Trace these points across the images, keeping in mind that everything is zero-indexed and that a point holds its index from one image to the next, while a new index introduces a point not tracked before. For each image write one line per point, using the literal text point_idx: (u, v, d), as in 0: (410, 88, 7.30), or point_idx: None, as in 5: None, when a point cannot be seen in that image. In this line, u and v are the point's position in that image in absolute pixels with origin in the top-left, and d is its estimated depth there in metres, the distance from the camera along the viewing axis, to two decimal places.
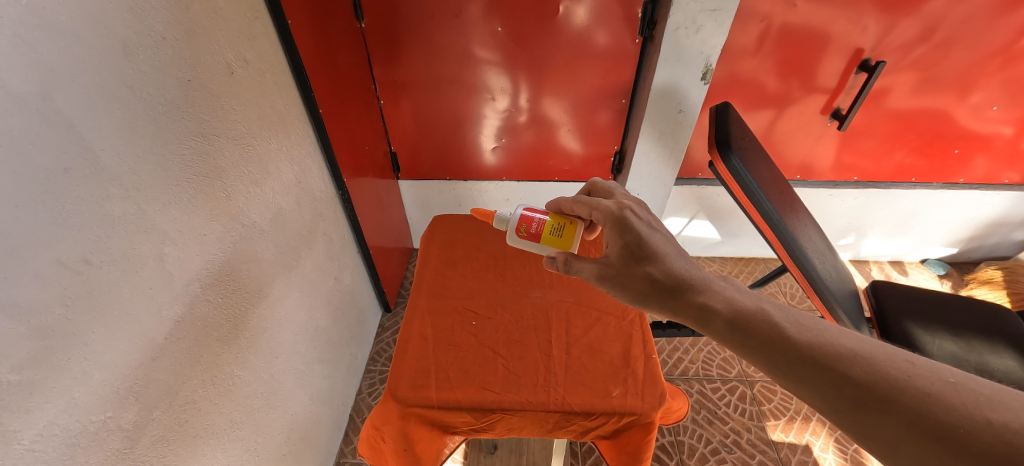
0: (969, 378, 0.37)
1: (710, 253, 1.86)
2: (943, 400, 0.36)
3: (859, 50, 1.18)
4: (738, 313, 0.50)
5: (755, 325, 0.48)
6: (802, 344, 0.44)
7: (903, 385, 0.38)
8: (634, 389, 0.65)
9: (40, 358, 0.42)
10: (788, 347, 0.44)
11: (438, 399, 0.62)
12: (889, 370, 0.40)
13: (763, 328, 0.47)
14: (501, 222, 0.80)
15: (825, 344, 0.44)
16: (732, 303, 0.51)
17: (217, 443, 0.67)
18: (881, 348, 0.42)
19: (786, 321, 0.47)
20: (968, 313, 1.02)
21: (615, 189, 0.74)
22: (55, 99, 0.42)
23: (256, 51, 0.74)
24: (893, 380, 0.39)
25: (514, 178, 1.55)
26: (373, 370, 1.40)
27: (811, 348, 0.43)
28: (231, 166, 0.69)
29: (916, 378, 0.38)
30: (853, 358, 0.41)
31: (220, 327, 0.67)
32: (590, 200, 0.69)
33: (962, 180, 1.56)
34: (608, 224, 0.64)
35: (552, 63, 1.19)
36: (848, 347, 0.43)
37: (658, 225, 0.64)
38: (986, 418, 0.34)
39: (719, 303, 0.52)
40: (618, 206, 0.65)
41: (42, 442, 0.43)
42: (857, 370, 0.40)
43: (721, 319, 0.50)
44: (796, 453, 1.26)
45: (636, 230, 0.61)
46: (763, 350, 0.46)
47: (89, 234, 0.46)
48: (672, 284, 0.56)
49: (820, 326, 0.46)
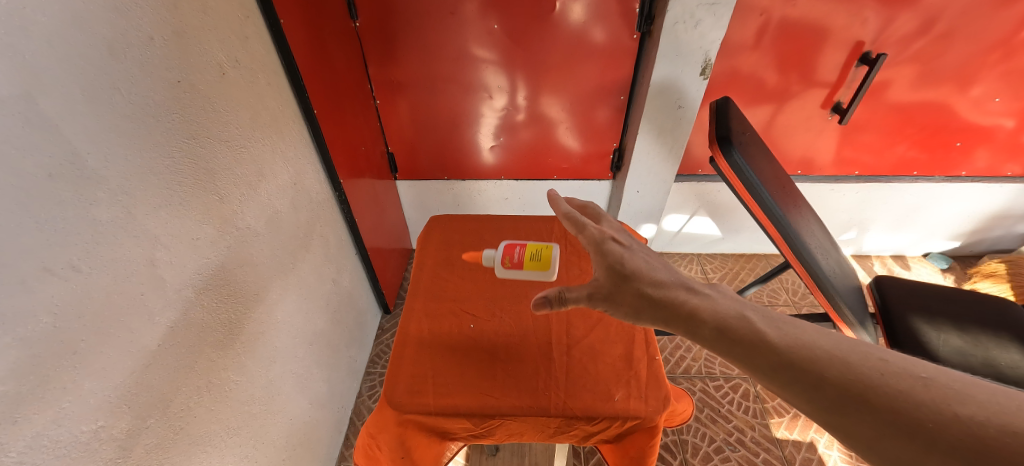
0: (939, 373, 0.38)
1: (711, 250, 1.85)
2: (913, 397, 0.36)
3: (859, 43, 1.17)
4: (723, 321, 0.48)
5: (741, 335, 0.46)
6: (781, 348, 0.43)
7: (877, 384, 0.38)
8: (637, 392, 0.64)
9: (27, 368, 0.41)
10: (768, 351, 0.43)
11: (435, 406, 0.62)
12: (862, 369, 0.39)
13: (744, 335, 0.46)
14: (489, 258, 0.79)
15: (804, 346, 0.43)
16: (717, 312, 0.49)
17: (214, 449, 0.66)
18: (854, 347, 0.42)
19: (767, 327, 0.46)
20: (974, 308, 1.01)
21: (603, 214, 0.73)
22: (39, 102, 0.41)
23: (248, 51, 0.72)
24: (867, 378, 0.39)
25: (513, 176, 1.53)
26: (374, 372, 1.40)
27: (789, 351, 0.43)
28: (224, 169, 0.68)
29: (888, 375, 0.38)
30: (829, 359, 0.41)
31: (215, 332, 0.65)
32: (575, 224, 0.68)
33: (964, 173, 1.55)
34: (592, 250, 0.63)
35: (549, 60, 1.18)
36: (824, 348, 0.42)
37: (641, 248, 0.63)
38: (953, 412, 0.34)
39: (705, 310, 0.50)
40: (600, 231, 0.65)
41: (30, 454, 0.42)
42: (833, 371, 0.40)
43: (708, 328, 0.48)
44: (800, 451, 1.25)
45: (617, 252, 0.60)
46: (748, 356, 0.45)
47: (75, 240, 0.45)
48: (655, 296, 0.54)
49: (798, 329, 0.45)
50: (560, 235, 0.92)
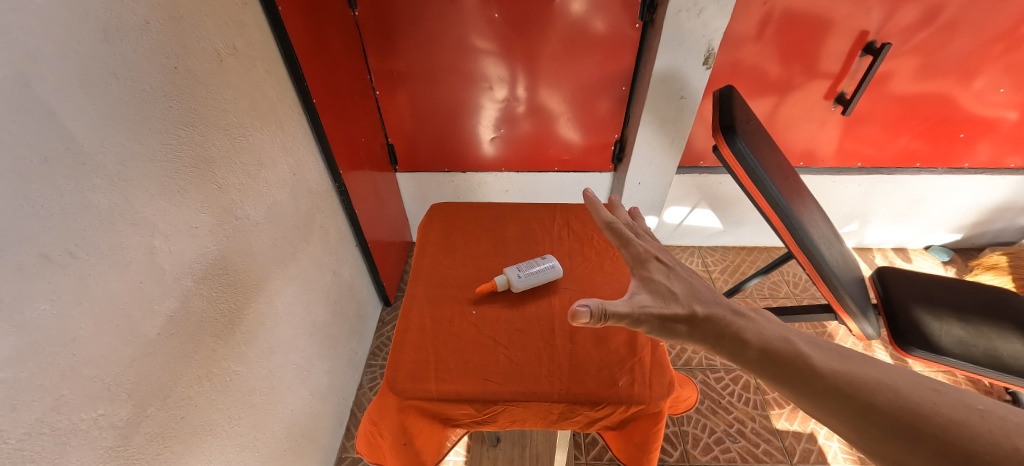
0: (1000, 407, 0.37)
1: (712, 243, 1.85)
2: (969, 427, 0.36)
3: (864, 33, 1.15)
4: (769, 344, 0.49)
5: (788, 360, 0.47)
6: (827, 374, 0.44)
7: (928, 413, 0.38)
8: (641, 378, 0.63)
9: (25, 356, 0.40)
10: (814, 375, 0.45)
11: (437, 392, 0.61)
12: (913, 397, 0.40)
13: (790, 357, 0.47)
14: (502, 281, 0.75)
15: (850, 372, 0.44)
16: (762, 334, 0.50)
17: (215, 439, 0.66)
18: (906, 378, 0.42)
19: (813, 352, 0.47)
20: (980, 299, 1.01)
21: (640, 230, 0.71)
22: (34, 86, 0.40)
23: (246, 38, 0.71)
24: (917, 407, 0.39)
25: (514, 168, 1.52)
26: (374, 364, 1.40)
27: (836, 376, 0.44)
28: (223, 158, 0.67)
29: (942, 405, 0.38)
30: (877, 385, 0.42)
31: (214, 321, 0.65)
32: (618, 238, 0.65)
33: (967, 165, 1.54)
34: (637, 265, 0.61)
35: (551, 50, 1.16)
36: (872, 375, 0.43)
37: (683, 267, 0.62)
38: (1013, 444, 0.33)
39: (750, 333, 0.50)
40: (644, 248, 0.63)
41: (30, 441, 0.41)
42: (880, 398, 0.41)
43: (753, 350, 0.49)
44: (801, 442, 1.25)
45: (661, 270, 0.59)
46: (794, 381, 0.46)
47: (72, 226, 0.44)
48: (704, 318, 0.53)
49: (846, 357, 0.47)
50: (562, 224, 0.92)
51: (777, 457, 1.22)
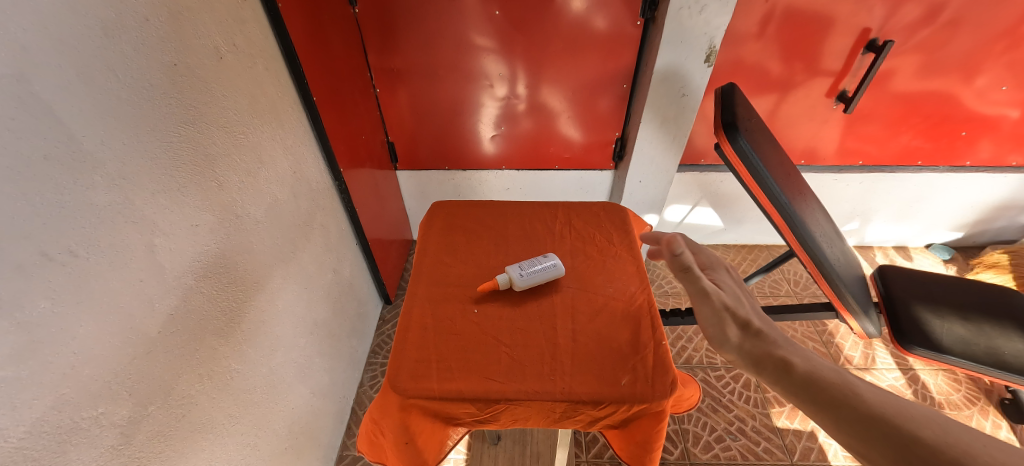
0: None
1: (713, 241, 1.84)
2: None
3: (866, 30, 1.15)
4: (816, 371, 0.45)
5: (832, 386, 0.42)
6: (870, 404, 0.39)
7: (977, 451, 0.32)
8: (643, 377, 0.63)
9: (25, 354, 0.40)
10: (854, 404, 0.40)
11: (439, 391, 0.61)
12: (964, 436, 0.34)
13: (832, 384, 0.43)
14: (503, 280, 0.75)
15: (898, 406, 0.38)
16: (811, 362, 0.46)
17: (216, 437, 0.66)
18: None
19: (864, 386, 0.42)
20: (981, 298, 1.01)
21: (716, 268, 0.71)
22: (33, 83, 0.40)
23: (245, 35, 0.71)
24: (964, 445, 0.33)
25: (514, 166, 1.52)
26: (374, 362, 1.40)
27: (877, 406, 0.39)
28: (223, 155, 0.67)
29: (994, 446, 0.32)
30: (925, 421, 0.36)
31: (215, 320, 0.65)
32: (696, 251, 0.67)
33: (968, 163, 1.53)
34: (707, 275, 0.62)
35: (551, 47, 1.16)
36: (923, 411, 0.37)
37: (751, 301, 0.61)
38: None
39: (798, 357, 0.47)
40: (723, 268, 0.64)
41: (30, 439, 0.41)
42: (927, 432, 0.35)
43: (797, 372, 0.45)
44: (801, 440, 1.25)
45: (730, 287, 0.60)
46: (832, 407, 0.41)
47: (72, 225, 0.44)
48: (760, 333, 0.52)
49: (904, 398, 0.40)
50: (563, 222, 0.91)
51: (777, 455, 1.22)
